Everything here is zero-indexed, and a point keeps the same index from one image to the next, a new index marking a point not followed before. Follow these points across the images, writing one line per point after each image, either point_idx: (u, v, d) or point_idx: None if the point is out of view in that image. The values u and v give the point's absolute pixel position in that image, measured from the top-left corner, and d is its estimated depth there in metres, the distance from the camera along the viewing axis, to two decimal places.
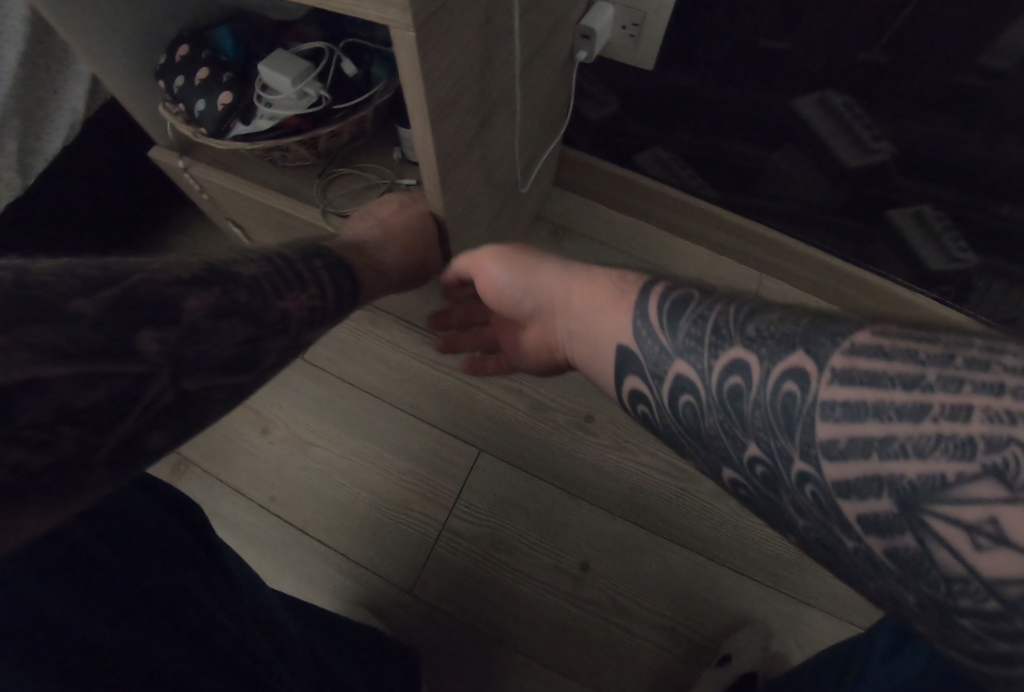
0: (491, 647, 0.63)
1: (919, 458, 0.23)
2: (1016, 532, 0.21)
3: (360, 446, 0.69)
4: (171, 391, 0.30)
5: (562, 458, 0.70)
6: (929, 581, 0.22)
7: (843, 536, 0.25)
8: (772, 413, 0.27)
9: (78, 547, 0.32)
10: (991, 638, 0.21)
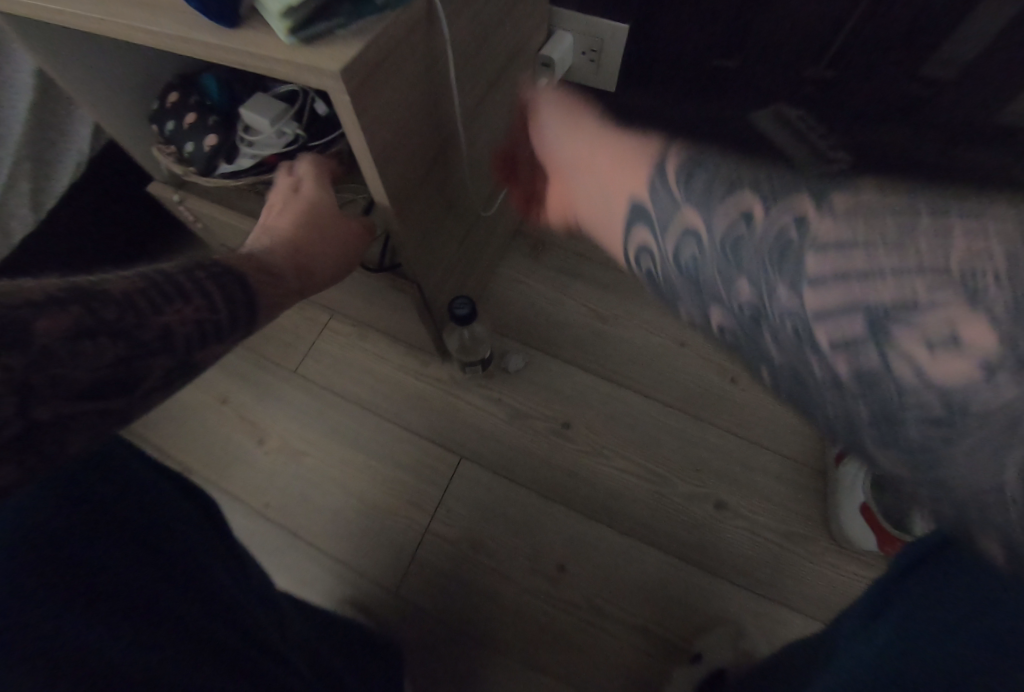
0: (472, 645, 0.66)
1: (901, 276, 0.19)
2: (973, 338, 0.18)
3: (348, 455, 0.74)
4: (18, 422, 0.29)
5: (539, 463, 0.73)
6: (882, 392, 0.19)
7: (815, 362, 0.21)
8: (764, 244, 0.22)
9: (112, 505, 0.36)
10: (940, 452, 0.19)
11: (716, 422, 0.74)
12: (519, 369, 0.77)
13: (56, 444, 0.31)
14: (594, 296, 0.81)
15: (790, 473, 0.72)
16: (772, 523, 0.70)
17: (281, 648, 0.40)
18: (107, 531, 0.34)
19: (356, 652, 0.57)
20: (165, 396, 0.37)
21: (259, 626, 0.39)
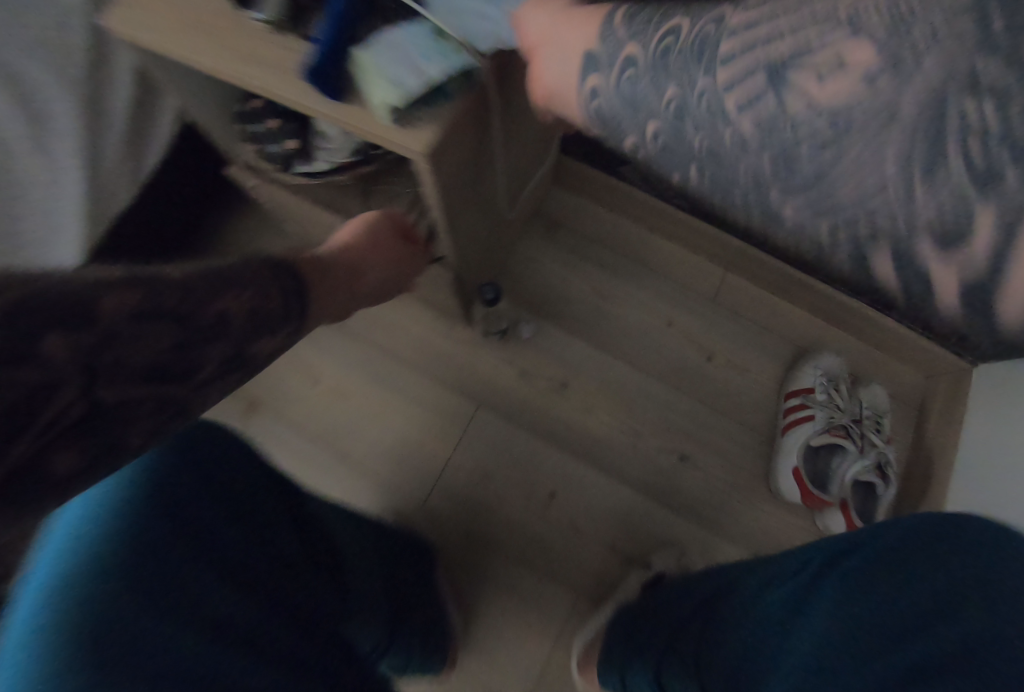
0: (480, 548, 0.86)
1: (767, 48, 0.28)
2: (854, 53, 0.25)
3: (386, 397, 0.91)
4: (81, 406, 0.33)
5: (540, 414, 0.90)
6: (779, 135, 0.27)
7: (722, 128, 0.29)
8: (691, 43, 0.30)
9: (220, 507, 0.52)
10: (820, 154, 0.26)
11: (686, 392, 0.91)
12: (530, 336, 0.93)
13: (118, 435, 0.36)
14: (596, 277, 0.96)
15: (742, 434, 0.90)
16: (723, 473, 0.88)
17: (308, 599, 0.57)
18: (215, 529, 0.50)
19: (398, 571, 0.75)
20: (213, 390, 0.41)
21: (295, 576, 0.57)
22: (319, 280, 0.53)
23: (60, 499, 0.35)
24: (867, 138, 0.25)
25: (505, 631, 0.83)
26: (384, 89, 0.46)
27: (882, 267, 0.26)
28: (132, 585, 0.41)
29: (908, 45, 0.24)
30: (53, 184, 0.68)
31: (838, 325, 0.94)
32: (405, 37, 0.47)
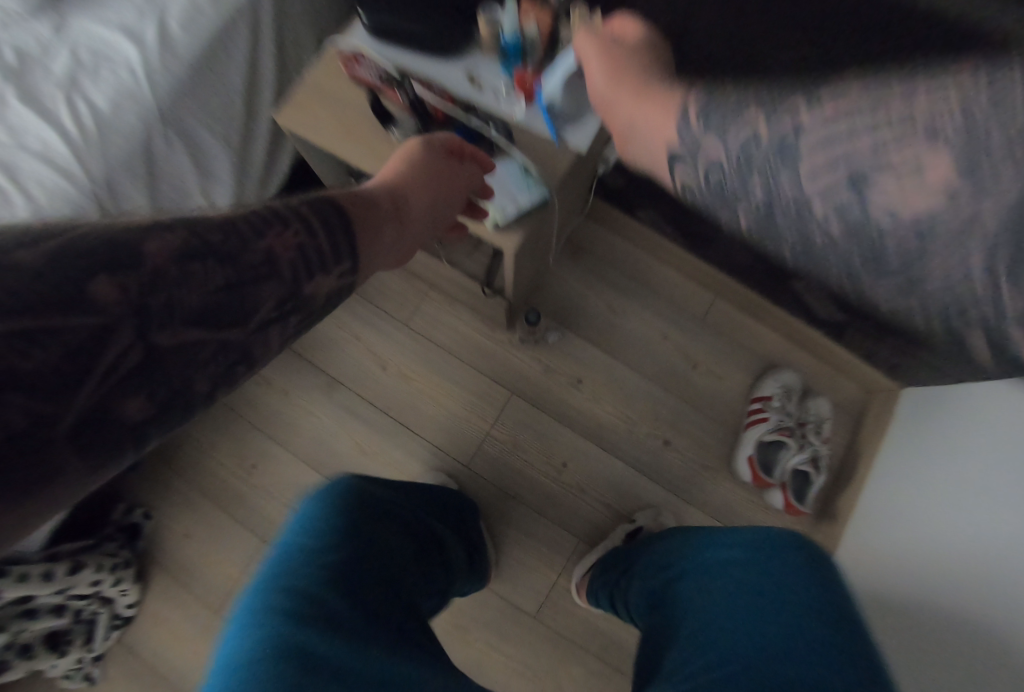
0: (508, 502, 1.13)
1: (847, 148, 0.32)
2: (936, 172, 0.29)
3: (440, 381, 1.16)
4: (139, 350, 0.36)
5: (559, 402, 1.16)
6: (865, 235, 0.31)
7: (812, 231, 0.33)
8: (770, 143, 0.35)
9: (361, 541, 0.63)
10: (905, 266, 0.30)
11: (674, 392, 1.17)
12: (556, 341, 1.17)
13: (185, 383, 0.39)
14: (610, 294, 1.20)
15: (714, 427, 1.16)
16: (698, 456, 1.15)
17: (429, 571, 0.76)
18: (362, 568, 0.60)
19: (468, 526, 0.99)
20: (272, 336, 0.44)
21: (423, 557, 0.77)
22: (368, 221, 0.55)
23: (134, 440, 0.37)
24: (945, 248, 0.29)
25: (527, 564, 1.10)
26: (492, 210, 0.72)
27: (980, 345, 0.29)
28: (324, 609, 0.53)
29: (992, 158, 0.27)
30: None
31: (797, 347, 1.19)
32: (504, 170, 0.73)
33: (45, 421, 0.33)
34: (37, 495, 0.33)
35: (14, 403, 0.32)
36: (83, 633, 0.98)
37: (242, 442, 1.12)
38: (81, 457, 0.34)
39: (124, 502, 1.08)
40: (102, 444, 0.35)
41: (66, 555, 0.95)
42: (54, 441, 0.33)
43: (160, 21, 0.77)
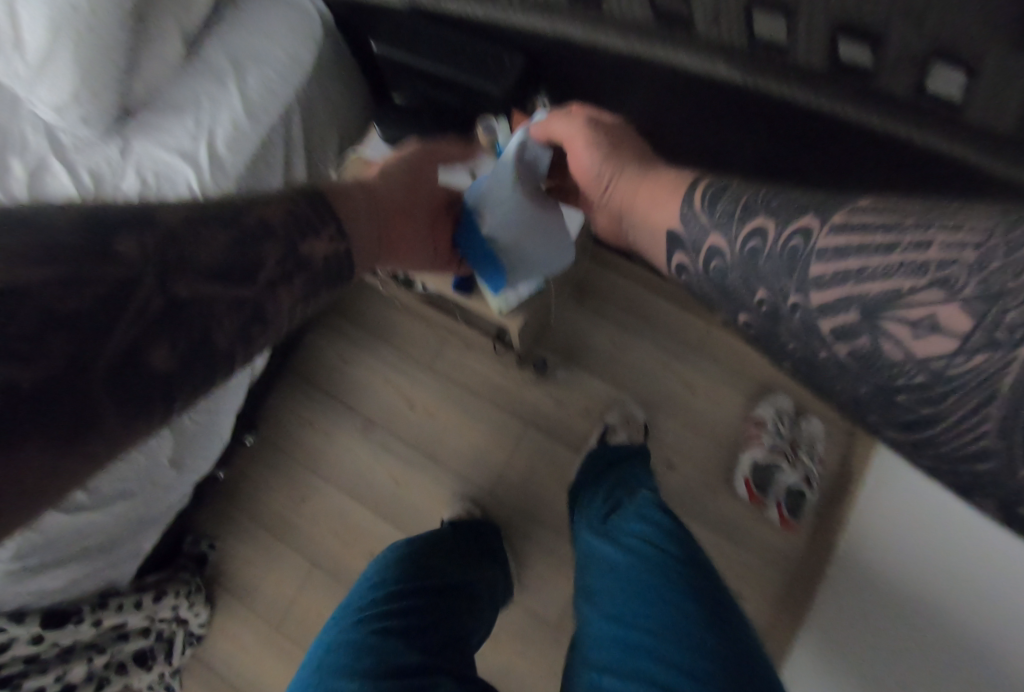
0: (528, 524, 1.25)
1: (859, 286, 0.38)
2: (948, 321, 0.34)
3: (462, 417, 1.29)
4: (160, 299, 0.47)
5: (570, 431, 1.28)
6: (882, 368, 0.37)
7: (819, 349, 0.40)
8: (778, 254, 0.42)
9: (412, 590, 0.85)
10: (923, 407, 0.36)
11: (675, 416, 1.28)
12: (565, 376, 1.29)
13: (205, 335, 0.49)
14: (613, 330, 1.31)
15: (714, 449, 1.27)
16: (700, 476, 1.26)
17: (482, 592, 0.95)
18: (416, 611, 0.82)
19: (489, 540, 1.11)
20: (280, 294, 0.56)
21: (475, 581, 0.95)
22: (344, 204, 0.68)
23: (166, 390, 0.47)
24: (969, 400, 0.34)
25: (548, 578, 1.23)
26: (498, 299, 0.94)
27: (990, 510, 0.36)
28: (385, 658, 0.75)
29: (999, 330, 0.33)
30: None
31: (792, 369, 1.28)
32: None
33: (83, 363, 0.42)
34: (81, 432, 0.42)
35: (55, 344, 0.41)
36: (165, 647, 1.14)
37: (291, 477, 1.27)
38: (116, 404, 0.44)
39: (192, 534, 1.25)
40: (133, 381, 0.45)
41: (151, 585, 1.13)
42: (93, 382, 0.43)
43: (210, 143, 0.91)
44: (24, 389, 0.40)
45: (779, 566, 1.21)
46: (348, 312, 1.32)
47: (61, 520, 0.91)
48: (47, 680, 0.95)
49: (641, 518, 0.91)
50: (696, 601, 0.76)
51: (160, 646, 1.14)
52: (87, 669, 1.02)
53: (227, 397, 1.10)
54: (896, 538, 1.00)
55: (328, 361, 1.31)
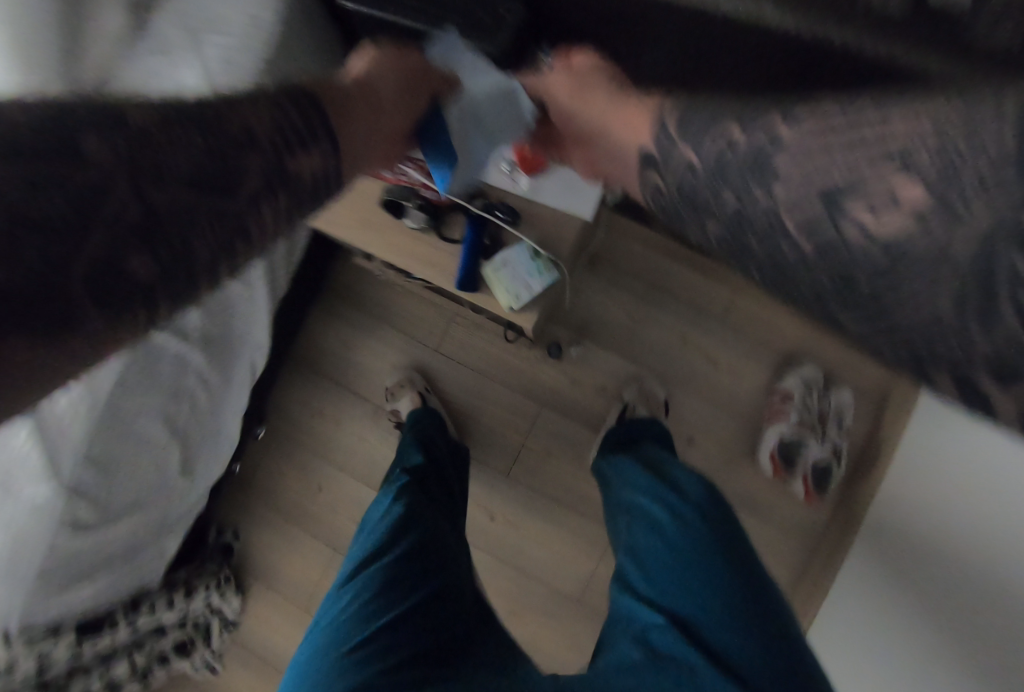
0: (549, 504, 1.23)
1: (823, 177, 0.36)
2: (905, 199, 0.33)
3: (476, 399, 1.25)
4: (135, 207, 0.40)
5: (587, 409, 1.24)
6: (842, 257, 0.35)
7: (783, 244, 0.37)
8: (745, 155, 0.39)
9: (413, 564, 0.83)
10: (879, 288, 0.34)
11: (695, 391, 1.24)
12: (579, 354, 1.23)
13: (186, 246, 0.42)
14: (629, 302, 1.23)
15: (736, 423, 1.23)
16: (721, 452, 1.23)
17: (453, 529, 0.95)
18: (415, 587, 0.80)
19: (461, 464, 1.12)
20: (265, 212, 0.46)
21: (451, 527, 0.95)
22: (342, 112, 0.55)
23: (150, 299, 0.41)
24: (920, 274, 0.33)
25: (571, 557, 1.22)
26: (507, 295, 0.92)
27: (986, 388, 0.32)
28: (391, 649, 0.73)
29: (957, 202, 0.32)
30: (252, 300, 1.04)
31: (820, 335, 1.21)
32: (517, 258, 0.93)
33: (60, 268, 0.37)
34: (67, 325, 0.38)
35: (31, 247, 0.36)
36: (201, 635, 1.18)
37: (306, 468, 1.25)
38: (100, 309, 0.39)
39: (215, 525, 1.25)
40: (112, 292, 0.39)
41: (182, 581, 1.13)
42: (71, 288, 0.38)
43: None
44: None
45: (804, 534, 1.21)
46: (346, 295, 1.25)
47: (72, 538, 0.91)
48: (90, 679, 1.01)
49: (658, 496, 0.89)
50: (727, 587, 0.76)
51: (196, 634, 1.18)
52: (130, 663, 1.07)
53: (229, 398, 1.07)
54: (949, 501, 0.95)
55: (332, 349, 1.25)
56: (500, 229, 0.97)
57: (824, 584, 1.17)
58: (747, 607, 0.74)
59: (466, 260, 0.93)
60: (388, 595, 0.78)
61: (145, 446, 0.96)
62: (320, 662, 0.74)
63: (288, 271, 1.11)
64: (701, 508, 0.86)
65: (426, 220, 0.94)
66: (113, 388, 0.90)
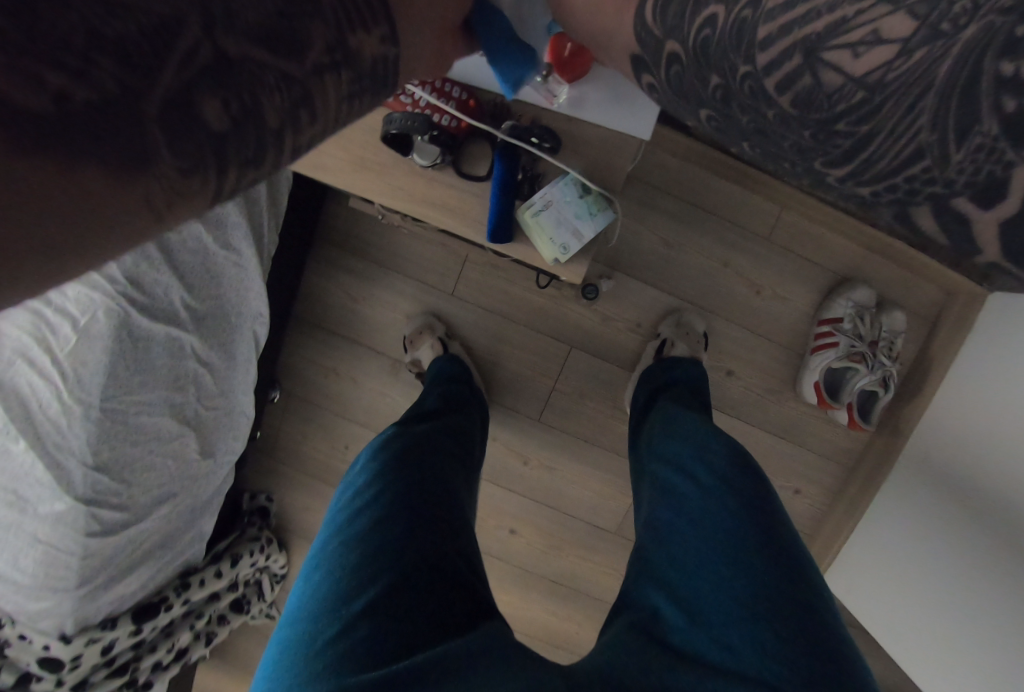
0: (584, 445, 1.20)
1: (804, 28, 0.34)
2: (891, 29, 0.31)
3: (500, 344, 1.16)
4: (206, 48, 0.34)
5: (620, 346, 1.16)
6: (821, 103, 0.34)
7: (766, 108, 0.37)
8: (730, 32, 0.37)
9: (402, 532, 0.65)
10: (856, 129, 0.33)
11: (736, 319, 1.14)
12: (610, 289, 1.12)
13: (255, 103, 0.37)
14: (665, 227, 1.09)
15: (778, 351, 1.15)
16: (760, 382, 1.17)
17: (454, 482, 0.77)
18: (403, 559, 0.63)
19: (467, 409, 0.96)
20: (329, 85, 0.43)
21: (453, 479, 0.77)
22: None
23: (219, 156, 0.36)
24: (896, 106, 0.32)
25: (605, 493, 1.22)
26: (553, 249, 0.74)
27: (925, 219, 0.33)
28: (364, 632, 0.56)
29: (943, 20, 0.30)
30: (241, 266, 0.90)
31: (877, 256, 1.10)
32: (562, 196, 0.74)
33: (133, 91, 0.32)
34: (136, 167, 0.32)
35: (101, 67, 0.30)
36: (255, 591, 1.27)
37: (330, 426, 1.22)
38: (173, 153, 0.34)
39: (249, 491, 1.28)
40: (184, 135, 0.34)
41: (225, 553, 1.17)
42: (145, 118, 0.32)
43: None
44: (62, 107, 0.29)
45: (840, 456, 1.20)
46: (345, 242, 1.11)
47: (101, 542, 0.88)
48: (160, 653, 1.07)
49: (697, 464, 0.75)
50: (758, 577, 0.61)
51: (251, 591, 1.27)
52: (193, 632, 1.14)
53: (237, 375, 0.98)
54: (1009, 434, 0.92)
55: (336, 300, 1.14)
56: (536, 160, 0.76)
57: (859, 504, 1.17)
58: (770, 593, 0.59)
59: (497, 203, 0.72)
60: (377, 568, 0.62)
61: (157, 443, 0.89)
62: (293, 661, 0.57)
63: (273, 222, 0.96)
64: (731, 479, 0.71)
65: (440, 155, 0.71)
66: (105, 391, 0.81)
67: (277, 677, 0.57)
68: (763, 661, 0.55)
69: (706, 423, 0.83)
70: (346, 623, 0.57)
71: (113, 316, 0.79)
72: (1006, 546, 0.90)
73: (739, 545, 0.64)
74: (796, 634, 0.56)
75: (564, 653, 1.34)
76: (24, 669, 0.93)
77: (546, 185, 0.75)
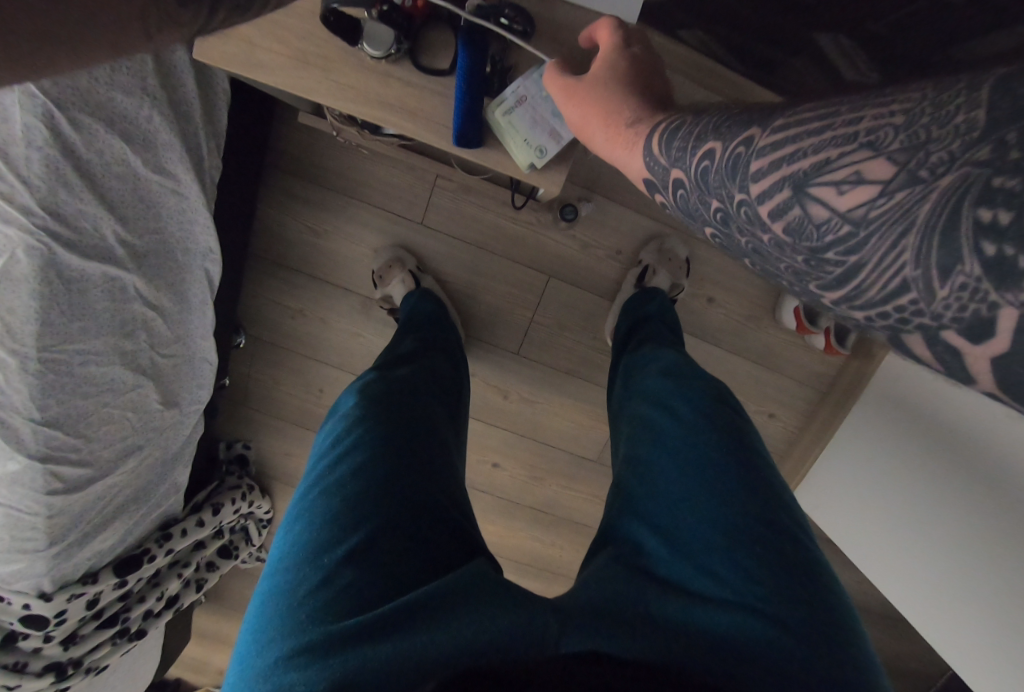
0: (565, 378, 1.17)
1: (791, 163, 0.34)
2: (869, 172, 0.31)
3: (474, 278, 1.10)
4: None
5: (600, 277, 1.11)
6: (807, 231, 0.34)
7: (760, 232, 0.37)
8: (725, 165, 0.39)
9: (386, 477, 0.62)
10: (844, 260, 0.32)
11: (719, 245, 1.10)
12: (589, 214, 1.06)
13: None
14: None
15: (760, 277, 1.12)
16: (742, 309, 1.14)
17: (438, 425, 0.74)
18: (387, 502, 0.59)
19: (445, 350, 0.91)
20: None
21: (437, 423, 0.74)
22: None
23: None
24: (884, 237, 0.30)
25: (587, 426, 1.21)
26: (528, 151, 0.67)
27: (917, 347, 0.30)
28: (348, 577, 0.53)
29: (921, 167, 0.29)
30: (181, 195, 0.82)
31: None
32: (538, 92, 0.66)
33: None
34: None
35: None
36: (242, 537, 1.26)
37: (301, 370, 1.17)
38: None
39: (224, 439, 1.23)
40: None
41: (204, 503, 1.14)
42: None
43: None
44: None
45: (815, 381, 1.20)
46: (300, 168, 1.02)
47: (66, 499, 0.84)
48: (150, 601, 1.07)
49: (679, 396, 0.73)
50: (739, 507, 0.59)
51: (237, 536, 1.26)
52: (180, 580, 1.13)
53: (192, 318, 0.91)
54: None
55: (295, 235, 1.06)
56: (507, 48, 0.68)
57: (832, 426, 1.18)
58: (752, 523, 0.58)
59: (463, 98, 0.64)
60: (359, 515, 0.58)
61: (111, 394, 0.84)
62: (274, 613, 0.54)
63: (213, 144, 0.85)
64: (707, 413, 0.69)
65: (395, 42, 0.62)
66: (43, 340, 0.73)
67: (259, 627, 0.54)
68: (756, 587, 0.53)
69: (681, 358, 0.80)
70: (329, 570, 0.54)
71: (36, 257, 0.70)
72: (971, 458, 0.92)
73: (730, 474, 0.62)
74: (779, 561, 0.55)
75: (548, 575, 1.38)
76: (8, 629, 0.90)
77: (525, 76, 0.67)
